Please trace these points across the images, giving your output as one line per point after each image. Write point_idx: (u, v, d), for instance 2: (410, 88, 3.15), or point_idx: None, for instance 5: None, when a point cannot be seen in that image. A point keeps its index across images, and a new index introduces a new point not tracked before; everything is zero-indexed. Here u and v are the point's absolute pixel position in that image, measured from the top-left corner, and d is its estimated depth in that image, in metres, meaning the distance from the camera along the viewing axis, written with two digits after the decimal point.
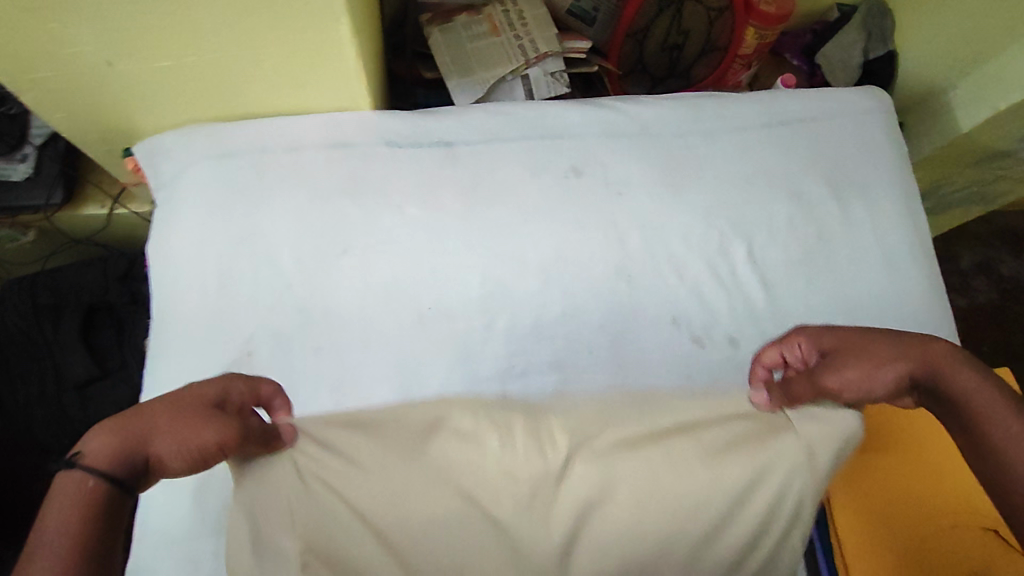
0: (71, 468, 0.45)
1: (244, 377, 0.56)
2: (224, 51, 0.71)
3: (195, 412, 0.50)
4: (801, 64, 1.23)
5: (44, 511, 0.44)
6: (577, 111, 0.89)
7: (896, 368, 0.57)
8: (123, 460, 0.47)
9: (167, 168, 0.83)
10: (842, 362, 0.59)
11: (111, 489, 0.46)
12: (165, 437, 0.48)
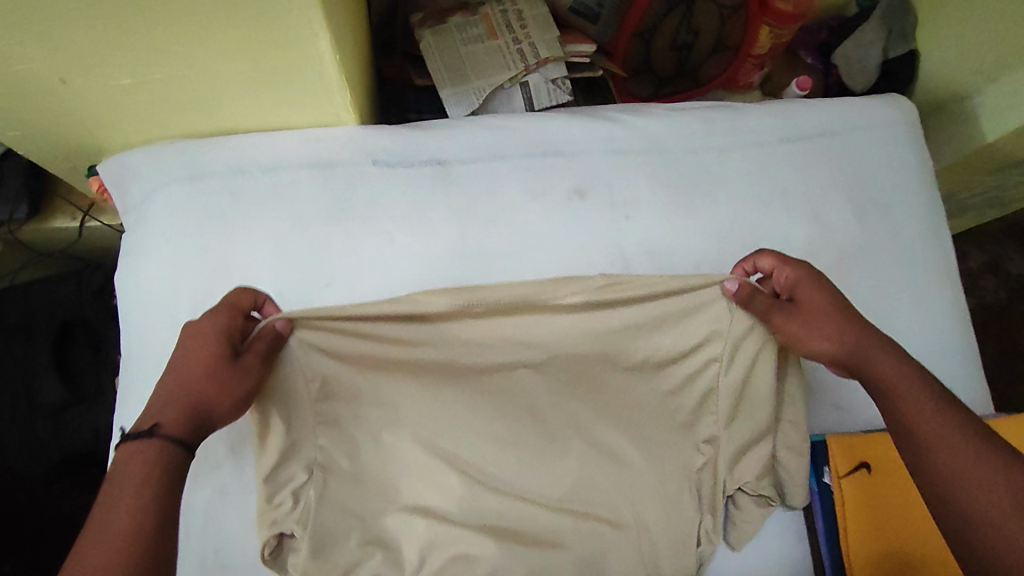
0: (141, 442, 0.52)
1: (228, 301, 0.61)
2: (190, 67, 0.63)
3: (209, 358, 0.56)
4: (815, 62, 1.16)
5: (114, 494, 0.49)
6: (582, 125, 0.82)
7: (835, 338, 0.61)
8: (185, 421, 0.54)
9: (136, 190, 0.76)
10: (804, 317, 0.61)
11: (176, 451, 0.53)
12: (204, 391, 0.56)
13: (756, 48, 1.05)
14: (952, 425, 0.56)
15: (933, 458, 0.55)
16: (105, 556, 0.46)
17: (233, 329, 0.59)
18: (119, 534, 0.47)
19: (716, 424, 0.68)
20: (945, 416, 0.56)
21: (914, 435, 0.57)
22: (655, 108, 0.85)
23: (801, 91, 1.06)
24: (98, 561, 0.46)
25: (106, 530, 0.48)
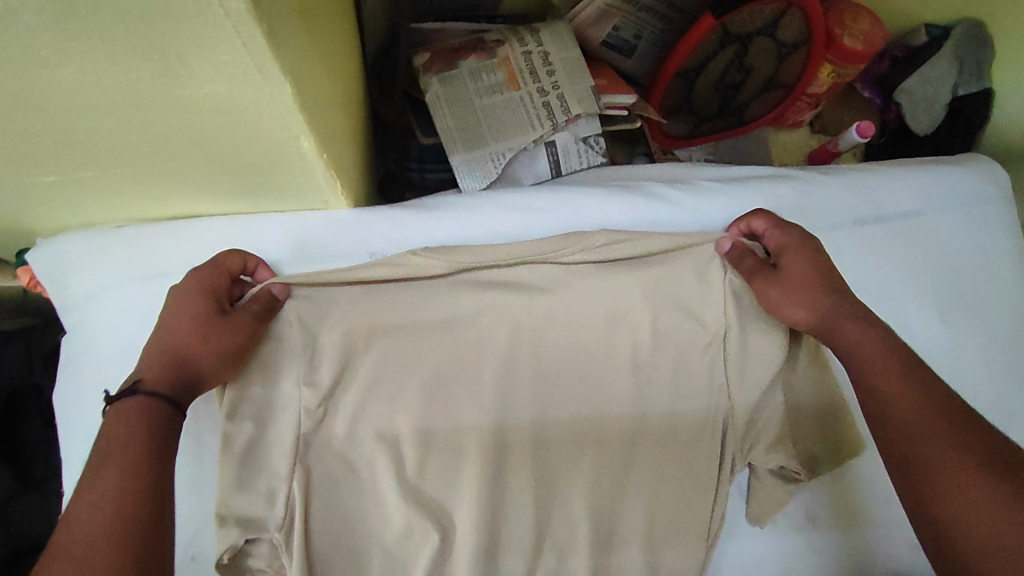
0: (122, 401, 0.48)
1: (217, 260, 0.57)
2: (132, 168, 0.48)
3: (202, 311, 0.52)
4: (873, 96, 1.01)
5: (100, 453, 0.45)
6: (620, 203, 0.67)
7: (806, 295, 0.57)
8: (167, 378, 0.49)
9: (78, 286, 0.62)
10: (783, 279, 0.58)
11: (162, 408, 0.48)
12: (192, 345, 0.51)
13: (813, 87, 0.90)
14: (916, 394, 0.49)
15: (926, 453, 0.46)
16: (93, 519, 0.41)
17: (222, 286, 0.56)
18: (105, 494, 0.42)
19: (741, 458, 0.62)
20: (912, 383, 0.50)
21: (903, 441, 0.48)
22: (704, 178, 0.71)
23: (862, 137, 0.90)
24: (87, 523, 0.41)
25: (89, 493, 0.42)
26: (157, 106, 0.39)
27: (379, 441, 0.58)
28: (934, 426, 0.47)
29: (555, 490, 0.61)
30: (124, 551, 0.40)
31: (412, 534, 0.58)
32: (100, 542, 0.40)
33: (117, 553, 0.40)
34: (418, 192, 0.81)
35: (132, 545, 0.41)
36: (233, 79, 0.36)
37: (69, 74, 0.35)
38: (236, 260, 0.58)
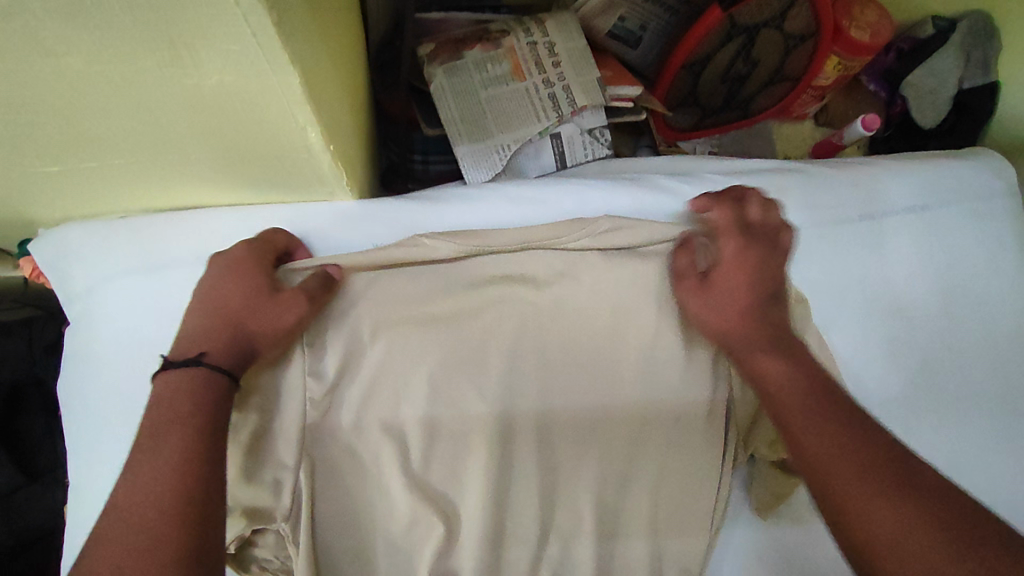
0: (184, 371, 0.47)
1: (260, 238, 0.58)
2: (139, 159, 0.48)
3: (252, 286, 0.54)
4: (878, 89, 1.02)
5: (161, 423, 0.44)
6: (626, 196, 0.66)
7: (727, 311, 0.57)
8: (230, 353, 0.50)
9: (80, 277, 0.61)
10: (710, 291, 0.58)
11: (222, 381, 0.48)
12: (252, 322, 0.53)
13: (819, 79, 0.90)
14: (821, 400, 0.49)
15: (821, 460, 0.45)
16: (155, 488, 0.41)
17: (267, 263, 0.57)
18: (166, 464, 0.42)
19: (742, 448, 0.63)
20: (819, 393, 0.49)
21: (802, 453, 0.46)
22: (710, 171, 0.71)
23: (867, 131, 0.89)
24: (149, 492, 0.40)
25: (152, 463, 0.42)
26: (163, 96, 0.38)
27: (384, 434, 0.57)
28: (830, 429, 0.46)
29: (559, 482, 0.61)
30: (185, 522, 0.39)
31: (417, 526, 0.58)
32: (161, 510, 0.40)
33: (178, 523, 0.39)
34: (422, 183, 0.81)
35: (193, 513, 0.40)
36: (241, 69, 0.36)
37: (76, 63, 0.34)
38: (281, 239, 0.59)
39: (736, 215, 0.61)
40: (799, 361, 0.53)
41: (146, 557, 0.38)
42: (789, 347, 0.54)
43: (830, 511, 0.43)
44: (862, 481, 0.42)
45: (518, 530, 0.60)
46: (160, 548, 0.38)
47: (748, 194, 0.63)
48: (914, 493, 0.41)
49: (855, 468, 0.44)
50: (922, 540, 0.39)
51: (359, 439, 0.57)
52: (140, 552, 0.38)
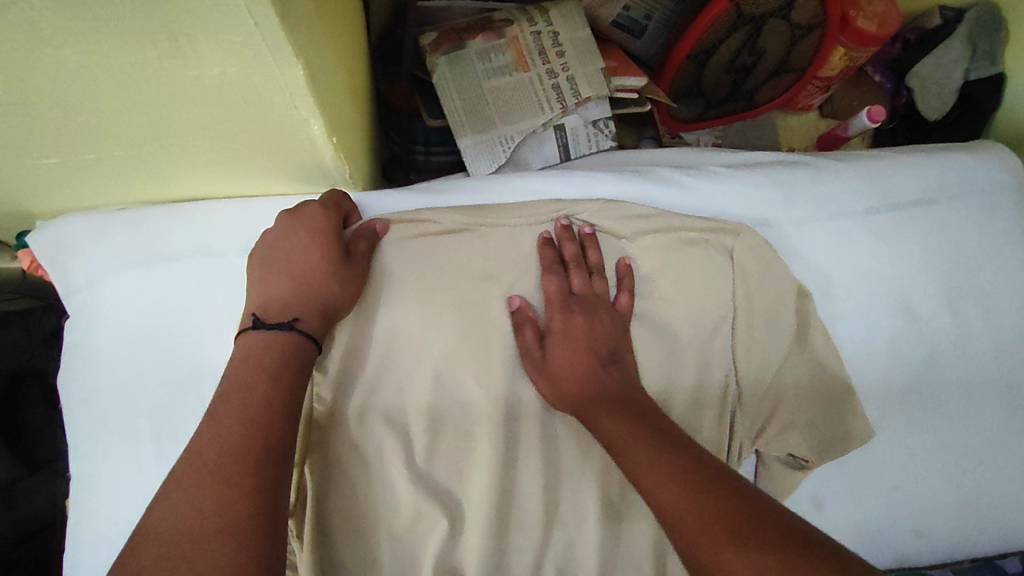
0: (280, 338, 0.49)
1: (329, 200, 0.58)
2: (139, 150, 0.47)
3: (329, 247, 0.55)
4: (884, 81, 1.00)
5: (248, 381, 0.44)
6: (630, 189, 0.66)
7: (571, 368, 0.55)
8: (321, 324, 0.52)
9: (78, 270, 0.60)
10: (557, 347, 0.57)
11: (311, 350, 0.50)
12: (337, 291, 0.54)
13: (825, 70, 0.89)
14: (651, 445, 0.46)
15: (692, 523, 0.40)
16: (242, 443, 0.41)
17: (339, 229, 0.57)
18: (251, 423, 0.42)
19: (749, 443, 0.62)
20: (651, 439, 0.47)
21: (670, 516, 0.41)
22: (714, 163, 0.70)
23: (873, 122, 0.89)
24: (235, 444, 0.40)
25: (236, 418, 0.42)
26: (164, 87, 0.37)
27: (386, 426, 0.58)
28: (680, 486, 0.42)
29: (563, 480, 0.60)
30: (267, 483, 0.40)
31: (420, 523, 0.57)
32: (245, 466, 0.40)
33: (261, 482, 0.39)
34: (425, 174, 0.80)
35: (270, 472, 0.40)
36: (244, 60, 0.35)
37: (74, 54, 0.33)
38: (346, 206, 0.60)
39: (560, 282, 0.60)
40: (637, 412, 0.51)
41: (229, 509, 0.37)
42: (635, 408, 0.51)
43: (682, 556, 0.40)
44: (697, 515, 0.40)
45: (524, 529, 0.59)
46: (245, 502, 0.38)
47: (561, 237, 0.62)
48: (746, 520, 0.39)
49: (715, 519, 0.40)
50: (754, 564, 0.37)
51: (364, 429, 0.57)
52: (222, 505, 0.37)
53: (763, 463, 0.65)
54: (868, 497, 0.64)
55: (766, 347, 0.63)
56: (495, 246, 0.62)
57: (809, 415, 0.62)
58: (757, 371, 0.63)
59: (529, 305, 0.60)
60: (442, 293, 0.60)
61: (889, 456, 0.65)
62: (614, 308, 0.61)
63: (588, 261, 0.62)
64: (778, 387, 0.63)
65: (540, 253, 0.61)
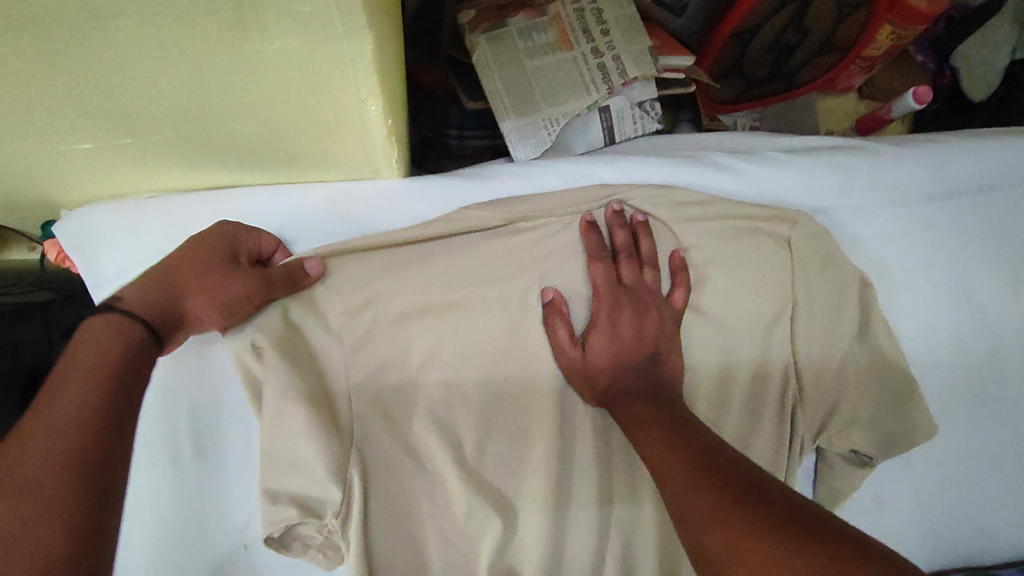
0: (96, 317, 0.44)
1: (245, 228, 0.54)
2: (178, 134, 0.44)
3: (213, 260, 0.51)
4: (926, 60, 0.97)
5: (65, 375, 0.40)
6: (685, 173, 0.62)
7: (602, 352, 0.55)
8: (154, 312, 0.46)
9: (109, 261, 0.58)
10: (599, 335, 0.55)
11: (134, 328, 0.44)
12: (193, 287, 0.49)
13: (869, 50, 0.84)
14: (678, 451, 0.46)
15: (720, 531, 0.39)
16: (46, 450, 0.37)
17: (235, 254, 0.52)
18: (62, 423, 0.38)
19: (807, 436, 0.61)
20: (679, 446, 0.47)
21: (698, 515, 0.41)
22: (770, 148, 0.67)
23: (918, 104, 0.85)
24: (40, 450, 0.37)
25: (46, 420, 0.38)
26: (219, 64, 0.34)
27: (435, 421, 0.56)
28: (719, 490, 0.41)
29: (616, 476, 0.59)
30: (81, 494, 0.36)
31: (474, 519, 0.56)
32: (45, 475, 0.36)
33: (73, 494, 0.36)
34: (458, 159, 0.77)
35: (84, 478, 0.37)
36: (311, 34, 0.32)
37: (128, 26, 0.30)
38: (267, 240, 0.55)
39: (609, 270, 0.56)
40: (669, 415, 0.51)
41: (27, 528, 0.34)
42: (667, 404, 0.52)
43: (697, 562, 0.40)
44: (712, 522, 0.39)
45: (578, 525, 0.58)
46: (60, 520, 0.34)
47: (612, 222, 0.58)
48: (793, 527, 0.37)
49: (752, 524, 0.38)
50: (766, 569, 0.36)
51: (413, 425, 0.56)
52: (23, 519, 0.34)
53: (822, 459, 0.63)
54: (925, 490, 0.63)
55: (826, 339, 0.60)
56: (544, 237, 0.58)
57: (870, 410, 0.60)
58: (816, 363, 0.60)
59: (563, 296, 0.57)
60: (490, 285, 0.58)
61: (947, 448, 0.63)
62: (666, 302, 0.57)
63: (641, 252, 0.58)
64: (838, 379, 0.61)
65: (583, 236, 0.58)
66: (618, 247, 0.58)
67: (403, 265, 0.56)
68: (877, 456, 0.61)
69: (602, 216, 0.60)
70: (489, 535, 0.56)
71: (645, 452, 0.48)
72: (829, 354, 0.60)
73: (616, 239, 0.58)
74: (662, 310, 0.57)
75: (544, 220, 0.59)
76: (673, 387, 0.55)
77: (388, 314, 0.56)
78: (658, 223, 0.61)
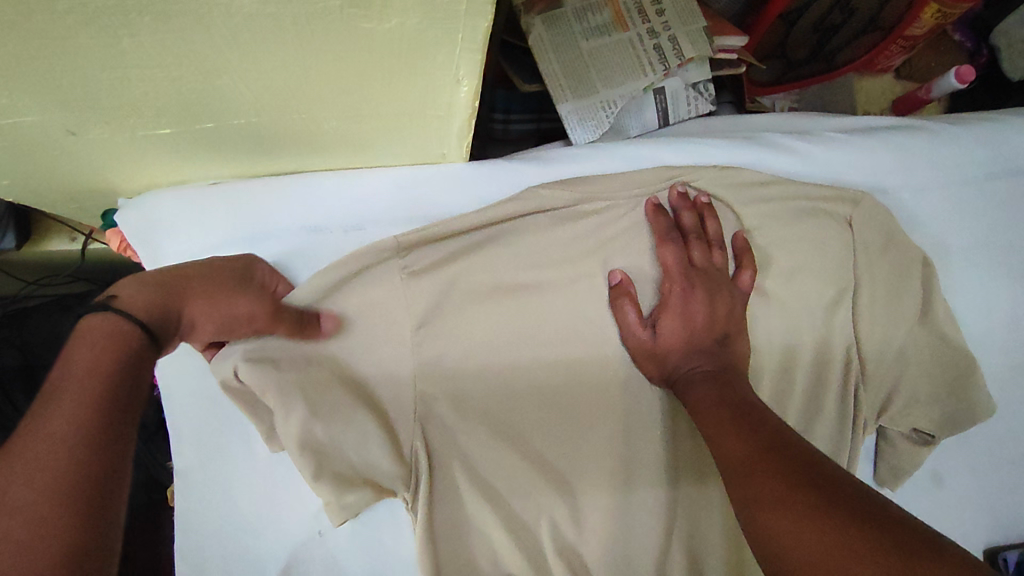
0: (93, 317, 0.40)
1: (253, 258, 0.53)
2: (260, 119, 0.44)
3: (220, 278, 0.48)
4: (963, 40, 0.94)
5: (59, 383, 0.37)
6: (745, 153, 0.63)
7: (667, 333, 0.55)
8: (161, 318, 0.42)
9: (170, 250, 0.56)
10: (666, 317, 0.55)
11: (136, 332, 0.40)
12: (200, 296, 0.46)
13: (913, 28, 0.83)
14: (745, 435, 0.46)
15: (773, 517, 0.40)
16: (38, 462, 0.33)
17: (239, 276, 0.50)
18: (56, 436, 0.34)
19: (870, 416, 0.61)
20: (746, 430, 0.47)
21: (753, 502, 0.42)
22: (827, 129, 0.67)
23: (960, 84, 0.84)
24: (32, 469, 0.33)
25: (36, 432, 0.34)
26: (327, 42, 0.34)
27: (505, 406, 0.56)
28: (778, 478, 0.42)
29: (684, 458, 0.59)
30: (78, 511, 0.32)
31: (546, 502, 0.57)
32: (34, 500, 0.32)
33: (71, 510, 0.32)
34: (503, 145, 0.77)
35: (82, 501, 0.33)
36: (431, 10, 0.31)
37: (250, 4, 0.30)
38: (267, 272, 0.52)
39: (678, 252, 0.56)
40: (734, 397, 0.50)
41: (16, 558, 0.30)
42: (733, 385, 0.52)
43: (760, 555, 0.41)
44: (772, 508, 0.40)
45: (647, 505, 0.58)
46: (52, 537, 0.31)
47: (678, 205, 0.58)
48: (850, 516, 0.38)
49: (805, 511, 0.39)
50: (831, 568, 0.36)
51: (486, 410, 0.56)
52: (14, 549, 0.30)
53: (884, 439, 0.64)
54: (984, 467, 0.64)
55: (889, 320, 0.60)
56: (609, 220, 0.58)
57: (931, 389, 0.61)
58: (879, 345, 0.61)
59: (631, 279, 0.57)
60: (557, 270, 0.57)
61: (1005, 425, 0.64)
62: (734, 284, 0.57)
63: (707, 232, 0.58)
64: (901, 360, 0.61)
65: (651, 218, 0.58)
66: (686, 228, 0.58)
67: (473, 251, 0.56)
68: (941, 435, 0.61)
69: (666, 199, 0.60)
70: (559, 517, 0.57)
71: (708, 434, 0.49)
72: (892, 336, 0.60)
73: (681, 220, 0.58)
74: (731, 292, 0.57)
75: (608, 204, 0.59)
76: (742, 367, 0.55)
77: (458, 300, 0.55)
78: (723, 205, 0.60)
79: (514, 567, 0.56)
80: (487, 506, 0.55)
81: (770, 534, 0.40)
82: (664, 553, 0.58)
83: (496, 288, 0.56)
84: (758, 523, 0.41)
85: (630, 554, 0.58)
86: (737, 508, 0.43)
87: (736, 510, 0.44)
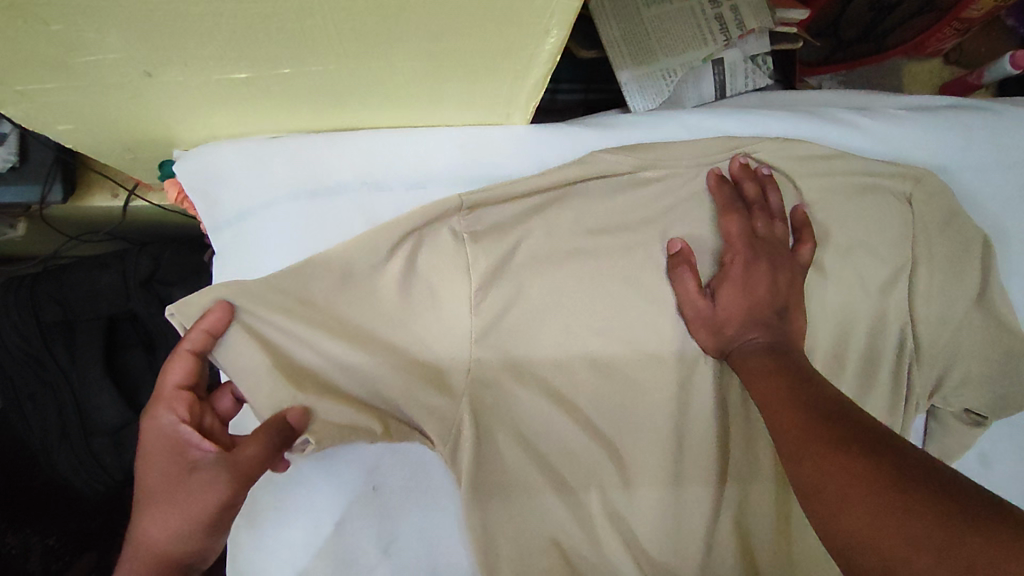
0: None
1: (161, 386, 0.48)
2: (338, 67, 0.43)
3: (174, 466, 0.46)
4: (1017, 25, 0.92)
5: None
6: (807, 126, 0.62)
7: (727, 304, 0.54)
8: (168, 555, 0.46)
9: (229, 203, 0.56)
10: (723, 287, 0.55)
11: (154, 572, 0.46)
12: (169, 508, 0.46)
13: (969, 11, 0.80)
14: (806, 405, 0.46)
15: (830, 482, 0.40)
16: None
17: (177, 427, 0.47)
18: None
19: (922, 395, 0.62)
20: (804, 398, 0.46)
21: (810, 468, 0.42)
22: (887, 106, 0.66)
23: (1015, 69, 0.81)
24: None
25: None
26: None
27: (561, 374, 0.56)
28: (840, 444, 0.41)
29: (735, 431, 0.59)
30: None
31: (603, 469, 0.57)
32: None
33: None
34: (550, 115, 0.76)
35: None
36: None
37: None
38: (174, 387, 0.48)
39: (742, 222, 0.56)
40: (794, 368, 0.50)
41: None
42: (791, 357, 0.51)
43: (816, 519, 0.41)
44: (833, 473, 0.40)
45: (697, 475, 0.58)
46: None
47: (740, 176, 0.58)
48: (915, 481, 0.37)
49: (864, 476, 0.39)
50: (905, 550, 0.35)
51: (541, 377, 0.56)
52: None
53: (933, 419, 0.64)
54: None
55: (947, 301, 0.60)
56: (668, 189, 0.58)
57: (985, 370, 0.61)
58: (936, 326, 0.60)
59: (691, 248, 0.56)
60: (617, 237, 0.57)
61: None
62: (794, 257, 0.57)
63: (769, 204, 0.58)
64: (956, 341, 0.61)
65: (714, 189, 0.57)
66: (748, 199, 0.58)
67: (537, 214, 0.56)
68: (993, 415, 0.61)
69: (728, 169, 0.59)
70: (610, 481, 0.57)
71: (764, 408, 0.48)
72: (950, 316, 0.60)
73: (747, 191, 0.58)
74: (792, 264, 0.56)
75: (668, 173, 0.58)
76: (799, 338, 0.55)
77: (520, 264, 0.55)
78: (784, 178, 0.60)
79: (568, 531, 0.56)
80: (540, 467, 0.56)
81: (829, 500, 0.40)
82: (715, 523, 0.58)
83: (558, 255, 0.56)
84: (815, 486, 0.41)
85: (681, 521, 0.58)
86: (795, 478, 0.43)
87: (791, 480, 0.43)
